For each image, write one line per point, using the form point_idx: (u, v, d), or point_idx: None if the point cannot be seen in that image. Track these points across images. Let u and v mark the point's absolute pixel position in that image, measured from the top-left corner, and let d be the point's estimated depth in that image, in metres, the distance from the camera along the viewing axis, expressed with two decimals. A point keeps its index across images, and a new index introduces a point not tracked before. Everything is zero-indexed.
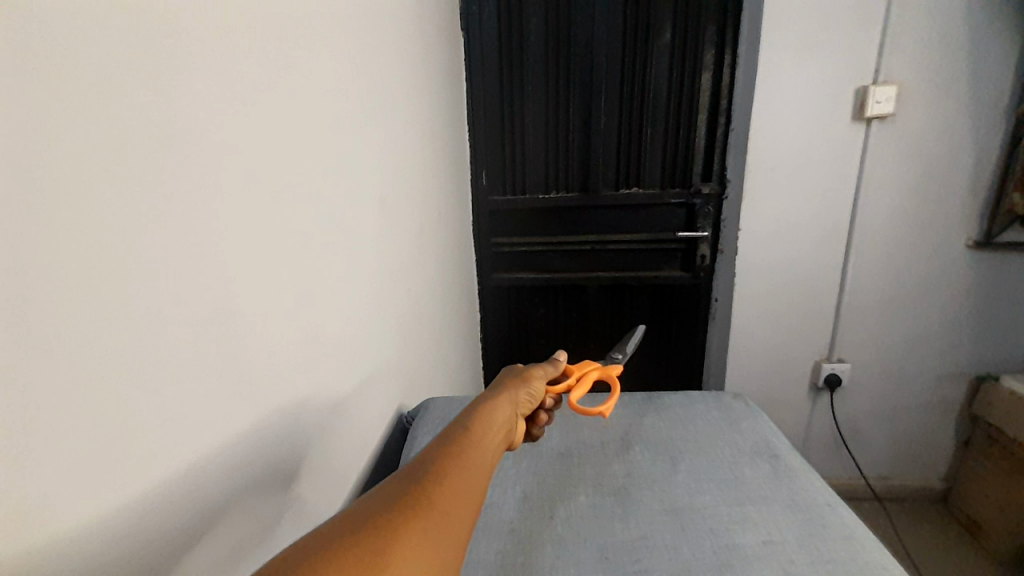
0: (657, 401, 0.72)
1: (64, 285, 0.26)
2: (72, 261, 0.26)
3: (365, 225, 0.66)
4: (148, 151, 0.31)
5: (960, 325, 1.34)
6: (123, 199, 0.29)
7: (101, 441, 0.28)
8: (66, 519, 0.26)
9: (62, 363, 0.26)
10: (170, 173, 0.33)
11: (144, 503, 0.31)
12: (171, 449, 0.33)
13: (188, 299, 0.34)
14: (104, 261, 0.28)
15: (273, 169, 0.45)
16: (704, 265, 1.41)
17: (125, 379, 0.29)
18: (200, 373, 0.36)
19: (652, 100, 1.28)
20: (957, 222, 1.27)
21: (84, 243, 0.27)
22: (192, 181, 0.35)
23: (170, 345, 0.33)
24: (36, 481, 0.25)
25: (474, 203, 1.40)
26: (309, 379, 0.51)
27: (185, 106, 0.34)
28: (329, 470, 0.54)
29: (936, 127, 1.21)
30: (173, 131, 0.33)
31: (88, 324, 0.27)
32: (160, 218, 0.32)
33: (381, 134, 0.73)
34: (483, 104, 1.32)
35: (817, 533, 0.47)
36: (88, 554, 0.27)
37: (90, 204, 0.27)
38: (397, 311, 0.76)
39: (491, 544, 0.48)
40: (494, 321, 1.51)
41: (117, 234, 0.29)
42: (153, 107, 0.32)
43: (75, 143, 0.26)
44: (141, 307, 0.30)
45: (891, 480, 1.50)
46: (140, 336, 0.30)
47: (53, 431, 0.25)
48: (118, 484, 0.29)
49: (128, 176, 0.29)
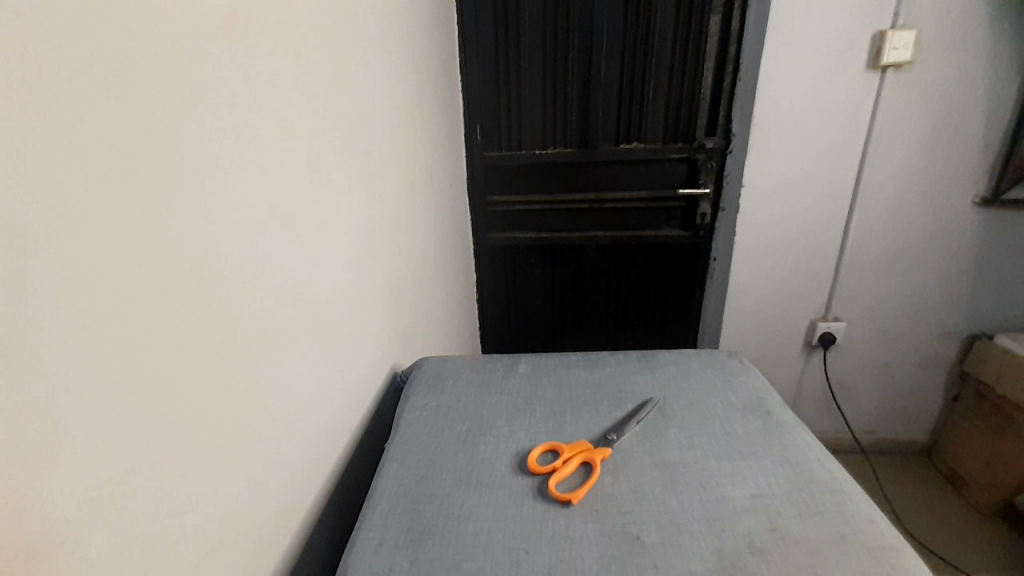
0: (653, 358, 0.71)
1: (21, 240, 0.23)
2: (27, 214, 0.24)
3: (353, 179, 0.62)
4: (108, 95, 0.28)
5: (960, 284, 1.34)
6: (76, 147, 0.26)
7: (86, 408, 0.27)
8: (56, 483, 0.25)
9: (29, 326, 0.24)
10: (133, 116, 0.30)
11: (139, 465, 0.30)
12: (162, 411, 0.32)
13: (168, 258, 0.32)
14: (61, 215, 0.25)
15: (250, 115, 0.41)
16: (704, 224, 1.36)
17: (109, 344, 0.28)
18: (187, 337, 0.34)
19: (656, 47, 1.20)
20: (966, 178, 1.23)
21: (37, 194, 0.24)
22: (161, 129, 0.32)
23: (153, 308, 0.31)
24: (19, 447, 0.24)
25: (468, 160, 1.35)
26: (297, 339, 0.49)
27: (142, 41, 0.31)
28: (321, 428, 0.54)
29: (954, 76, 1.15)
30: (136, 71, 0.30)
31: (59, 286, 0.25)
32: (123, 168, 0.29)
33: (371, 81, 0.69)
34: (477, 52, 1.25)
35: (806, 486, 0.48)
36: (79, 520, 0.27)
37: (36, 148, 0.24)
38: (388, 269, 0.74)
39: (484, 498, 0.48)
40: (490, 281, 1.50)
41: (77, 185, 0.26)
42: (109, 43, 0.28)
43: (12, 77, 0.23)
44: (111, 263, 0.28)
45: (877, 435, 1.55)
46: (119, 299, 0.29)
47: (34, 397, 0.24)
48: (110, 448, 0.28)
49: (81, 120, 0.26)
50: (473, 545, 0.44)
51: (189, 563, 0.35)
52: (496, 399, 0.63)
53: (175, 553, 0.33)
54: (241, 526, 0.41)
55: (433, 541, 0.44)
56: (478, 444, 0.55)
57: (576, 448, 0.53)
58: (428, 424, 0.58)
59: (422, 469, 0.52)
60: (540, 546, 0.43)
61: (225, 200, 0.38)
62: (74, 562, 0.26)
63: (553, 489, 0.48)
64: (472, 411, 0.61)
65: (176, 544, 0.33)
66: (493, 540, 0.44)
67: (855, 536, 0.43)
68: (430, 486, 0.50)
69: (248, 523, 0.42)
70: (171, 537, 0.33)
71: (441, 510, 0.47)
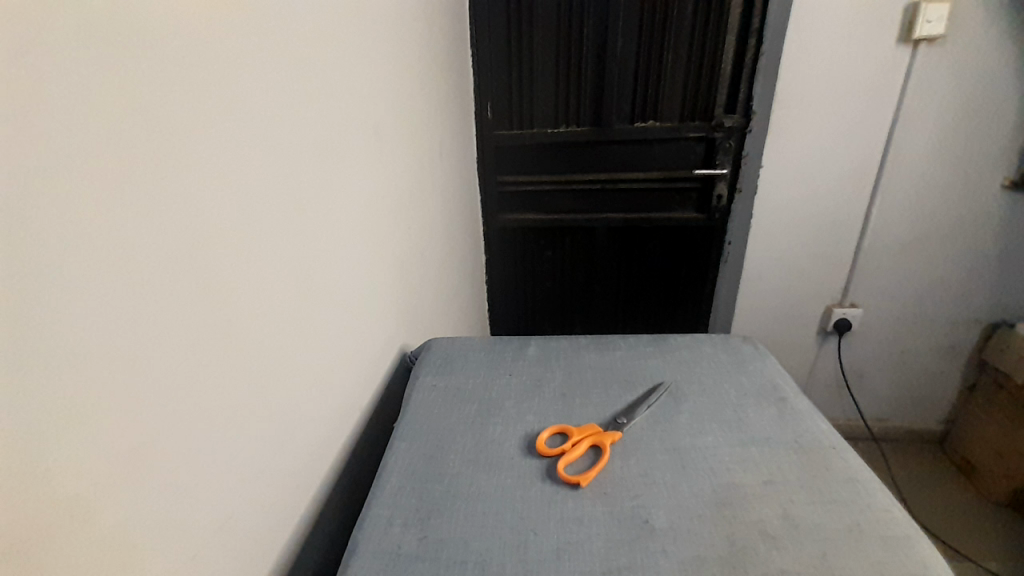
0: (665, 342, 0.70)
1: (20, 216, 0.23)
2: (30, 189, 0.23)
3: (362, 157, 0.61)
4: (115, 69, 0.28)
5: (983, 271, 1.30)
6: (72, 117, 0.25)
7: (100, 382, 0.27)
8: (70, 455, 0.26)
9: (32, 302, 0.24)
10: (131, 85, 0.29)
11: (151, 440, 0.31)
12: (173, 387, 0.33)
13: (176, 236, 0.32)
14: (67, 189, 0.25)
15: (254, 86, 0.40)
16: (721, 206, 1.34)
17: (121, 320, 0.28)
18: (196, 315, 0.34)
19: (675, 19, 1.15)
20: (997, 160, 1.18)
21: (32, 165, 0.23)
22: (166, 101, 0.31)
23: (162, 285, 0.31)
24: (22, 422, 0.24)
25: (479, 138, 1.32)
26: (304, 319, 0.49)
27: (136, 4, 0.29)
28: (330, 406, 0.55)
29: (989, 52, 1.10)
30: (142, 43, 0.29)
31: (67, 260, 0.25)
32: (131, 141, 0.29)
33: (378, 52, 0.66)
34: (488, 24, 1.20)
35: (820, 474, 0.47)
36: (90, 494, 0.27)
37: (28, 118, 0.23)
38: (397, 249, 0.74)
39: (492, 479, 0.48)
40: (500, 263, 1.48)
41: (86, 158, 0.26)
42: (112, 13, 0.27)
43: (11, 48, 0.22)
44: (119, 237, 0.28)
45: (889, 423, 1.53)
46: (127, 275, 0.29)
47: (43, 370, 0.24)
48: (123, 421, 0.29)
49: (74, 87, 0.25)
50: (480, 526, 0.44)
51: (198, 536, 0.35)
52: (505, 381, 0.62)
53: (183, 526, 0.34)
54: (251, 500, 0.41)
55: (442, 520, 0.44)
56: (487, 426, 0.55)
57: (585, 431, 0.52)
58: (437, 406, 0.58)
59: (430, 449, 0.52)
60: (548, 527, 0.43)
61: (230, 175, 0.37)
62: (82, 534, 0.27)
63: (562, 471, 0.48)
64: (481, 392, 0.60)
65: (184, 518, 0.34)
66: (501, 521, 0.44)
67: (869, 525, 0.42)
68: (439, 466, 0.50)
69: (258, 497, 0.42)
70: (182, 509, 0.34)
71: (450, 490, 0.47)
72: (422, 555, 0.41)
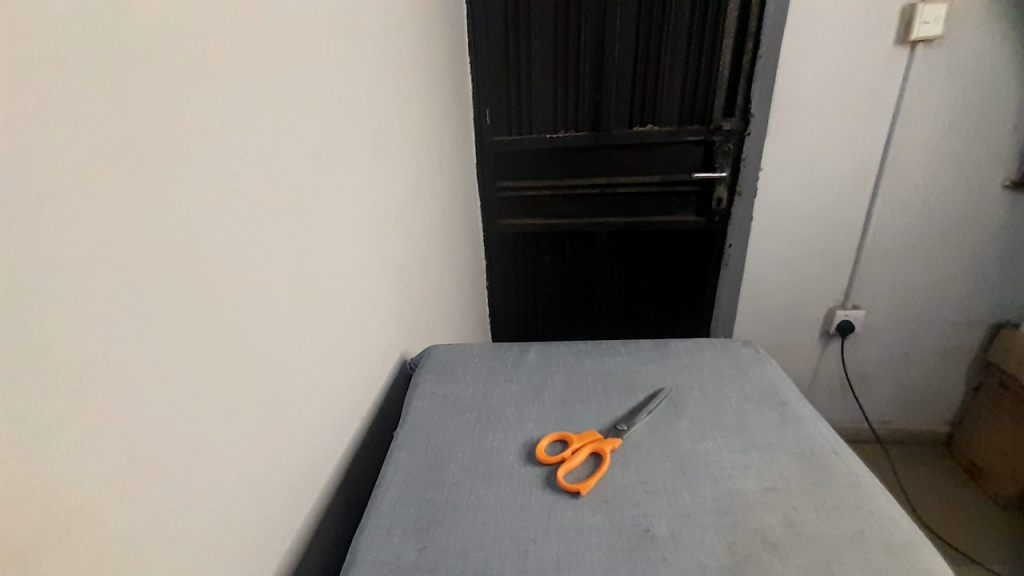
0: (664, 347, 0.69)
1: (35, 243, 0.24)
2: (43, 216, 0.24)
3: (361, 164, 0.62)
4: (124, 99, 0.29)
5: (986, 270, 1.29)
6: (87, 147, 0.26)
7: (110, 400, 0.28)
8: (84, 470, 0.27)
9: (42, 323, 0.25)
10: (141, 113, 0.30)
11: (157, 457, 0.31)
12: (180, 403, 0.33)
13: (180, 253, 0.33)
14: (78, 216, 0.26)
15: (254, 106, 0.40)
16: (721, 209, 1.32)
17: (127, 338, 0.29)
18: (199, 332, 0.35)
19: (672, 23, 1.15)
20: (997, 161, 1.18)
21: (35, 191, 0.24)
22: (173, 126, 0.32)
23: (167, 301, 0.32)
24: (26, 428, 0.24)
25: (477, 144, 1.32)
26: (308, 329, 0.50)
27: (146, 34, 0.30)
28: (332, 414, 0.55)
29: (988, 52, 1.10)
30: (151, 71, 0.31)
31: (80, 283, 0.26)
32: (140, 167, 0.30)
33: (373, 64, 0.66)
34: (486, 30, 1.21)
35: (823, 481, 0.46)
36: (99, 508, 0.28)
37: (45, 147, 0.24)
38: (396, 256, 0.74)
39: (491, 488, 0.48)
40: (501, 269, 1.48)
41: (99, 186, 0.27)
42: (123, 45, 0.29)
43: (30, 87, 0.24)
44: (127, 260, 0.29)
45: (895, 425, 1.52)
46: (133, 297, 0.29)
47: (49, 389, 0.25)
48: (131, 436, 0.30)
49: (82, 116, 0.26)
50: (480, 535, 0.43)
51: (203, 546, 0.36)
52: (505, 387, 0.62)
53: (188, 534, 0.34)
54: (254, 509, 0.42)
55: (441, 530, 0.44)
56: (486, 434, 0.55)
57: (585, 439, 0.52)
58: (437, 414, 0.58)
59: (430, 457, 0.52)
60: (547, 537, 0.43)
61: (229, 189, 0.37)
62: (87, 545, 0.27)
63: (561, 479, 0.48)
64: (480, 399, 0.60)
65: (190, 531, 0.34)
66: (500, 530, 0.44)
67: (874, 534, 0.41)
68: (438, 475, 0.50)
69: (260, 508, 0.42)
70: (186, 523, 0.34)
71: (449, 499, 0.47)
72: (422, 566, 0.41)
